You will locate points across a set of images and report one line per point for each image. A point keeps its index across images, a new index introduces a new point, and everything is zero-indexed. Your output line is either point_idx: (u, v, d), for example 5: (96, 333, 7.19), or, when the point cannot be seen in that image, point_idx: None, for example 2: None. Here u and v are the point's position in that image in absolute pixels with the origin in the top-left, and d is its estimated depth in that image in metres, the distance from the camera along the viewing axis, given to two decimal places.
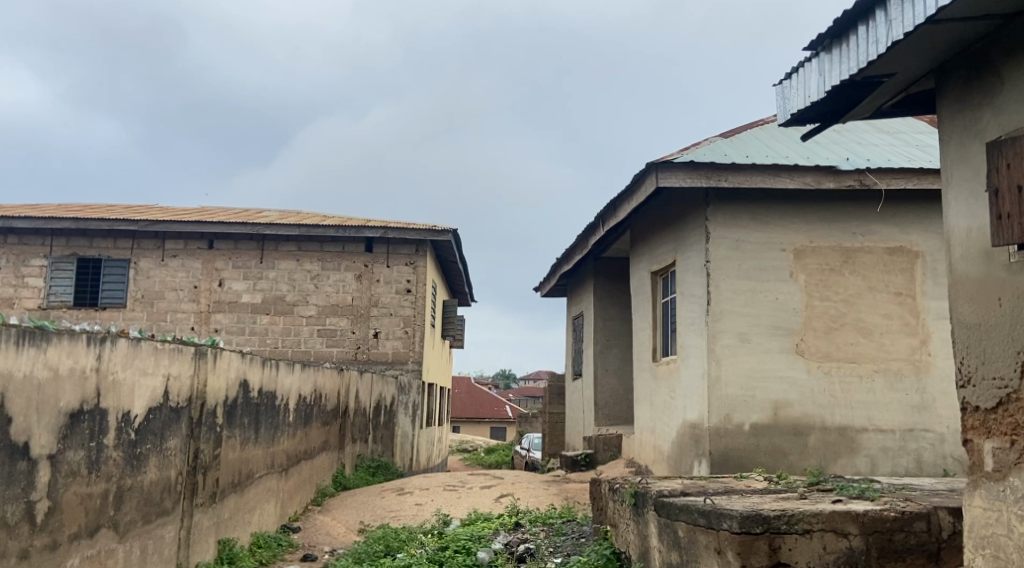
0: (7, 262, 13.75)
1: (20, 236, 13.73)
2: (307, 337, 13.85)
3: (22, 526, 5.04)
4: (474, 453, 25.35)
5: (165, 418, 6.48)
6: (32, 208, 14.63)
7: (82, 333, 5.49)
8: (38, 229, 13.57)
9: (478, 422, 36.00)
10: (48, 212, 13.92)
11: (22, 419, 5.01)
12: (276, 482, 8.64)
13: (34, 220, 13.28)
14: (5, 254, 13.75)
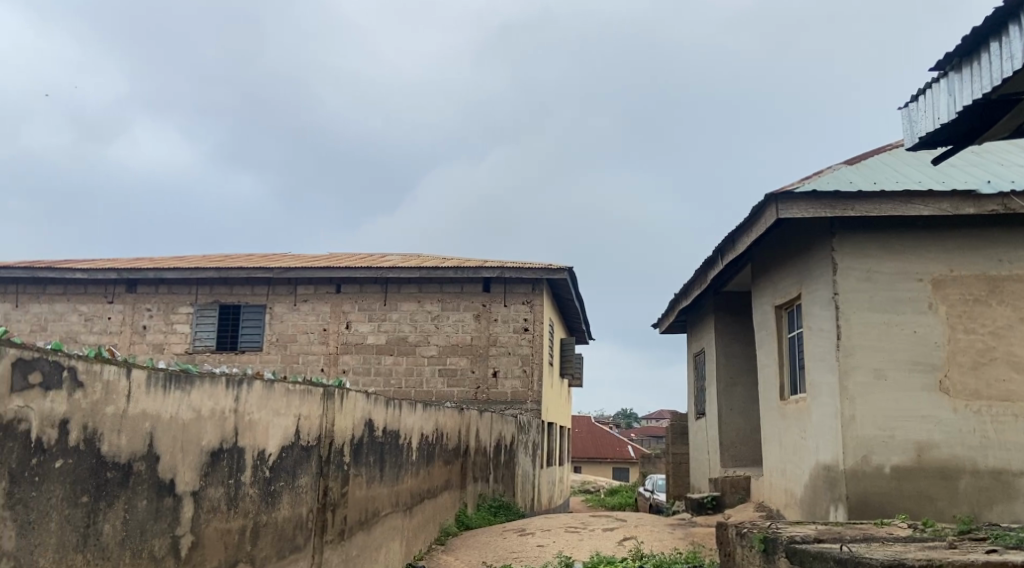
0: (158, 310, 14.55)
1: (170, 285, 14.55)
2: (429, 377, 14.06)
3: (169, 558, 5.26)
4: (597, 494, 25.08)
5: (297, 456, 6.69)
6: (180, 260, 15.51)
7: (222, 375, 5.75)
8: (185, 279, 14.35)
9: (600, 463, 35.68)
10: (194, 263, 14.71)
11: (169, 457, 5.25)
12: (401, 521, 8.76)
13: (181, 271, 14.07)
14: (157, 302, 14.57)
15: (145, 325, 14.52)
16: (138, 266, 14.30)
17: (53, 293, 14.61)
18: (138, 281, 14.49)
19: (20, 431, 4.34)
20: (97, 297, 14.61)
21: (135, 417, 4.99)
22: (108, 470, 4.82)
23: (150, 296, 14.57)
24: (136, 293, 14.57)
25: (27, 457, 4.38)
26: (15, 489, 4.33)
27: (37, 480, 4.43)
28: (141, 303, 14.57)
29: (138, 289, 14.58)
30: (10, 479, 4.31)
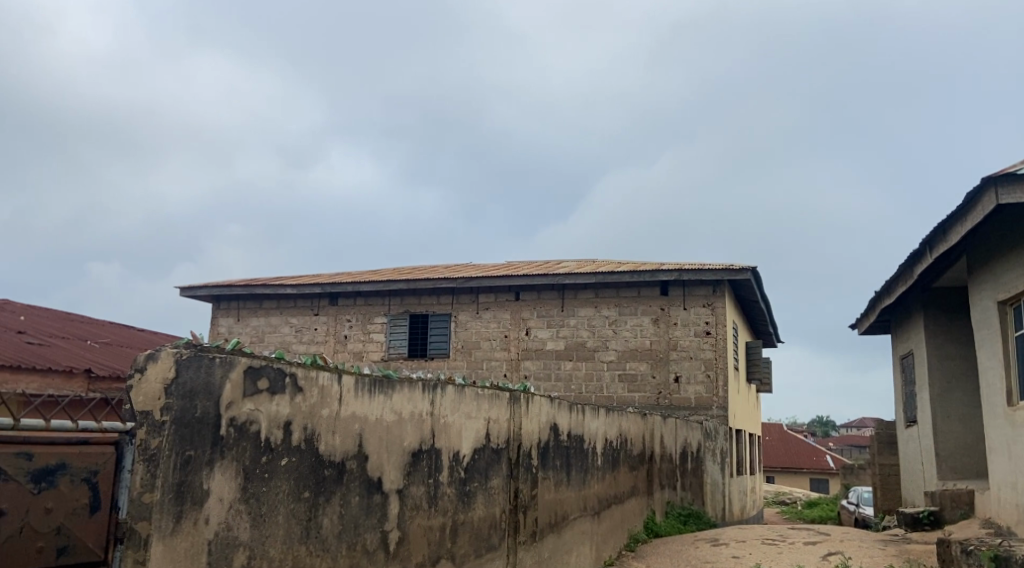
0: (357, 321, 15.10)
1: (365, 297, 15.08)
2: (609, 382, 13.84)
3: (379, 552, 5.35)
4: (796, 505, 23.97)
5: (488, 459, 6.65)
6: (374, 273, 16.09)
7: (419, 379, 5.82)
8: (378, 290, 14.85)
9: (795, 473, 34.25)
10: (386, 275, 15.20)
11: (376, 457, 5.38)
12: (590, 525, 8.61)
13: (377, 282, 14.61)
14: (355, 313, 15.13)
15: (346, 334, 15.12)
16: (338, 279, 14.97)
17: (268, 307, 15.51)
18: (339, 293, 15.13)
19: (252, 431, 4.59)
20: (304, 310, 15.37)
21: (346, 419, 5.17)
22: (325, 468, 5.01)
23: (349, 308, 15.16)
24: (337, 305, 15.23)
25: (259, 456, 4.62)
26: (249, 484, 4.56)
27: (266, 477, 4.65)
28: (341, 314, 15.19)
29: (339, 301, 15.22)
30: (245, 475, 4.54)
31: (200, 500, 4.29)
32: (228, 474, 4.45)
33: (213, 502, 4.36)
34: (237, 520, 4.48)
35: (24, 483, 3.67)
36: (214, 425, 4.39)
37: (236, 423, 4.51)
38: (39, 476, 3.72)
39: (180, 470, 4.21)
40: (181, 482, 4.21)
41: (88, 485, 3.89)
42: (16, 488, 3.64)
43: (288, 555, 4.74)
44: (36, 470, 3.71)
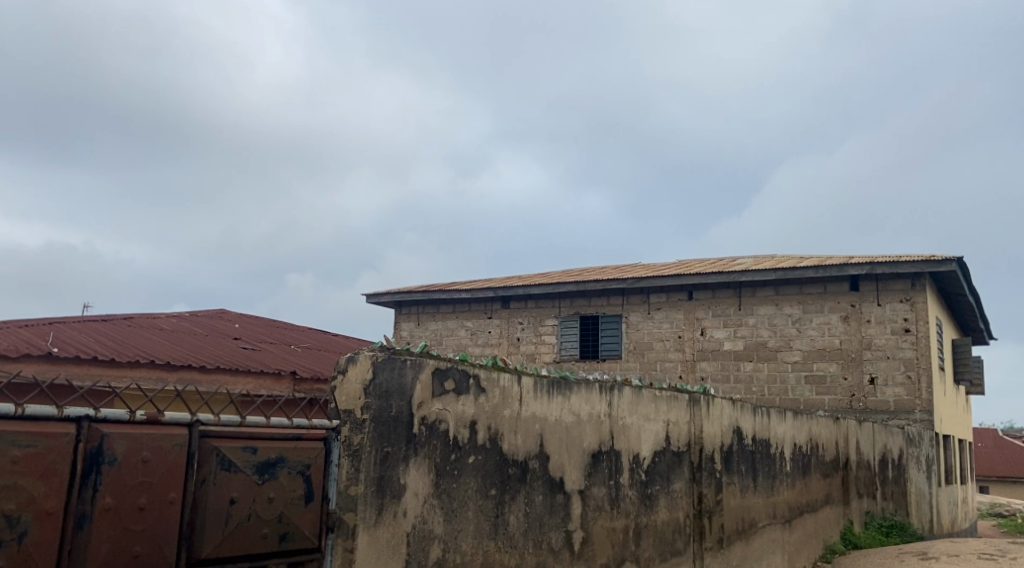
0: (528, 323, 15.20)
1: (536, 300, 15.16)
2: (795, 384, 13.25)
3: (564, 552, 5.45)
4: (1015, 518, 22.19)
5: (670, 461, 6.59)
6: (545, 276, 16.16)
7: (596, 380, 5.88)
8: (549, 293, 14.89)
9: (1012, 483, 31.86)
10: (558, 278, 15.22)
11: (558, 457, 5.46)
12: (779, 534, 8.25)
13: (547, 285, 14.66)
14: (527, 316, 15.23)
15: (518, 336, 15.25)
16: (510, 283, 15.14)
17: (444, 312, 15.87)
18: (511, 296, 15.29)
19: (442, 430, 4.70)
20: (478, 313, 15.61)
21: (528, 420, 5.26)
22: (509, 467, 5.11)
23: (521, 310, 15.28)
24: (510, 308, 15.38)
25: (448, 453, 4.73)
26: (441, 480, 4.67)
27: (456, 474, 4.77)
28: (513, 317, 15.34)
29: (511, 304, 15.37)
30: (437, 472, 4.66)
31: (398, 494, 4.43)
32: (422, 470, 4.57)
33: (409, 496, 4.48)
34: (431, 514, 4.61)
35: (250, 474, 3.86)
36: (408, 423, 4.51)
37: (427, 422, 4.64)
38: (263, 468, 3.91)
39: (380, 465, 4.34)
40: (382, 477, 4.35)
41: (302, 477, 4.07)
42: (244, 478, 3.84)
43: (478, 550, 4.85)
44: (259, 462, 3.91)
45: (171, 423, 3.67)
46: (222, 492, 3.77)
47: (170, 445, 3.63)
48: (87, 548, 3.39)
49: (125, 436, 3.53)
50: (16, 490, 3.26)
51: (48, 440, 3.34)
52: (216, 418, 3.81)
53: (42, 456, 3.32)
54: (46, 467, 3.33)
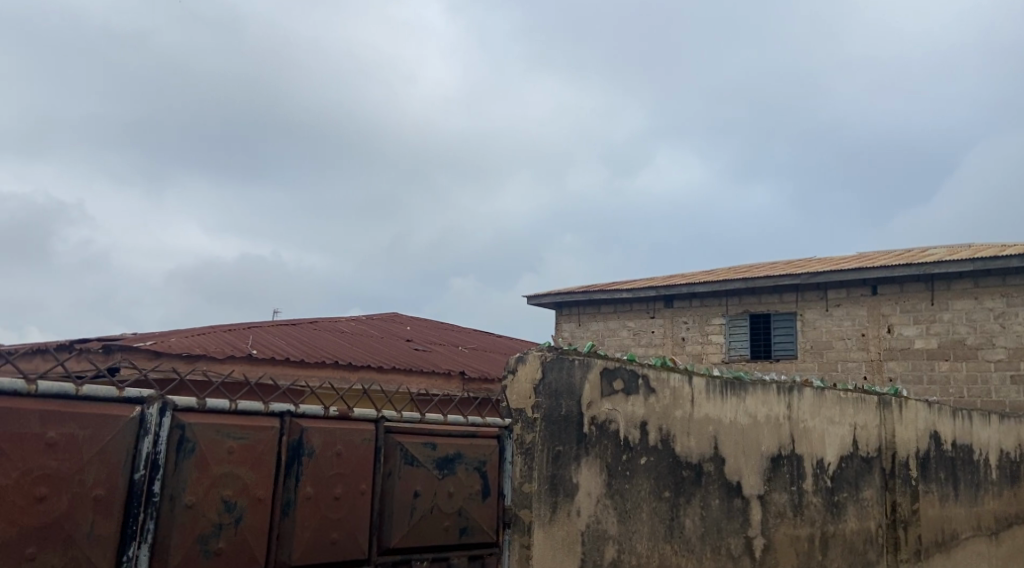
0: (694, 323, 14.74)
1: (701, 298, 14.68)
2: (999, 385, 12.13)
3: (745, 555, 6.93)
4: None
5: (857, 466, 8.20)
6: (711, 273, 15.65)
7: (773, 387, 7.41)
8: (715, 291, 14.38)
9: None
10: (724, 274, 14.69)
11: (734, 461, 6.95)
12: (983, 544, 9.43)
13: (712, 283, 14.16)
14: (692, 315, 14.78)
15: (683, 336, 14.80)
16: (673, 282, 14.71)
17: (605, 312, 15.59)
18: (674, 295, 14.84)
19: (612, 429, 6.03)
20: (640, 313, 15.26)
21: (699, 420, 6.70)
22: (682, 469, 6.51)
23: (685, 310, 14.85)
24: (673, 307, 14.96)
25: (618, 453, 6.05)
26: (613, 480, 5.99)
27: (628, 474, 6.09)
28: (677, 317, 14.91)
29: (675, 303, 14.95)
30: (610, 472, 5.97)
31: (571, 492, 5.73)
32: (594, 471, 5.88)
33: (582, 495, 5.79)
34: (604, 512, 5.91)
35: (431, 468, 5.05)
36: (577, 421, 5.81)
37: (597, 421, 5.93)
38: (442, 463, 5.09)
39: (551, 464, 5.63)
40: (554, 476, 5.64)
41: (478, 473, 5.31)
42: (426, 472, 5.02)
43: (654, 545, 6.21)
44: (437, 457, 5.08)
45: (357, 419, 4.74)
46: (409, 485, 4.92)
47: (359, 440, 4.71)
48: (291, 529, 4.38)
49: (321, 431, 4.55)
50: (232, 479, 4.20)
51: (256, 433, 4.30)
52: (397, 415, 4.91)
53: (253, 447, 4.27)
54: (255, 457, 4.28)
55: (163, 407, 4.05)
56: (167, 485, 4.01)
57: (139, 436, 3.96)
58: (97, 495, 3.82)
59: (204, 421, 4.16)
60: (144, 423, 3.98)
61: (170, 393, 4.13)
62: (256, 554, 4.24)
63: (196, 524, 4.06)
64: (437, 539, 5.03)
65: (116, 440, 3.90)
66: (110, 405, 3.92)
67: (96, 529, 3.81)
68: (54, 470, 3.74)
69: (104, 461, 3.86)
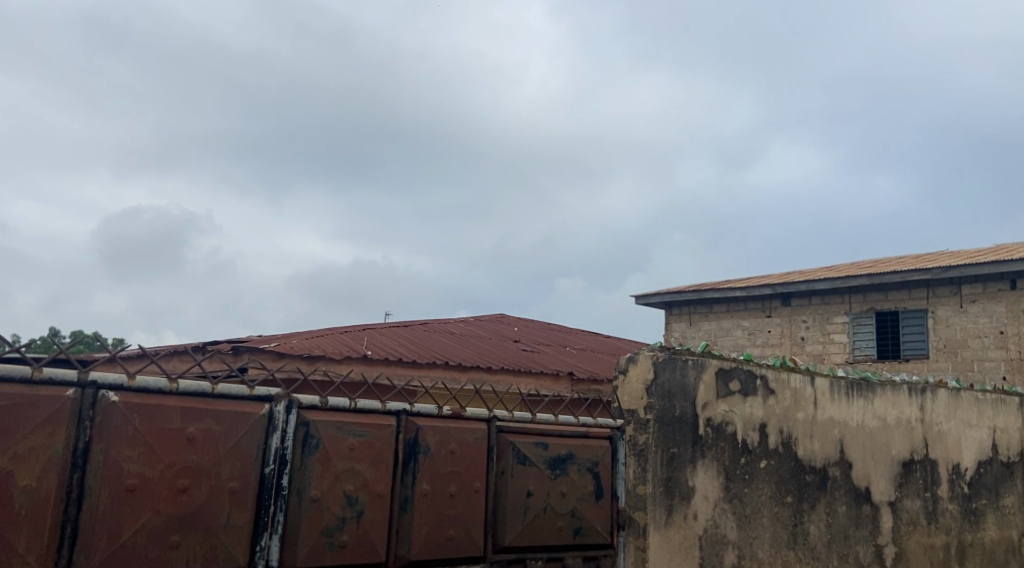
0: (814, 322, 14.26)
1: (822, 296, 14.19)
2: None
3: (875, 562, 6.66)
4: None
5: (996, 471, 7.80)
6: (830, 270, 15.12)
7: (905, 388, 7.11)
8: (837, 288, 13.88)
9: None
10: (846, 271, 14.15)
11: (862, 465, 6.68)
12: None
13: (834, 280, 13.67)
14: (812, 314, 14.30)
15: (803, 336, 14.33)
16: (791, 279, 14.25)
17: (718, 312, 15.23)
18: (792, 293, 14.37)
19: (729, 431, 5.88)
20: (756, 312, 14.84)
21: (824, 423, 6.48)
22: (806, 473, 6.29)
23: (804, 308, 14.37)
24: (791, 306, 14.49)
25: (736, 456, 5.90)
26: (731, 483, 5.84)
27: (747, 478, 5.93)
28: (796, 316, 14.44)
29: (793, 301, 14.48)
30: (727, 476, 5.83)
31: (687, 495, 5.62)
32: (711, 473, 5.75)
33: (699, 499, 5.68)
34: (722, 517, 5.77)
35: (543, 468, 5.06)
36: (692, 422, 5.70)
37: (712, 422, 5.80)
38: (554, 463, 5.11)
39: (666, 465, 5.53)
40: (669, 478, 5.54)
41: (591, 473, 5.30)
42: (538, 471, 5.04)
43: (778, 551, 6.03)
44: (549, 457, 5.10)
45: (470, 418, 4.80)
46: (520, 484, 4.95)
47: (472, 438, 4.76)
48: (410, 526, 4.48)
49: (436, 430, 4.62)
50: (353, 474, 4.31)
51: (375, 431, 4.40)
52: (509, 415, 4.94)
53: (372, 444, 4.38)
54: (374, 453, 4.39)
55: (288, 405, 4.18)
56: (294, 479, 4.14)
57: (268, 431, 4.09)
58: (232, 488, 3.97)
59: (327, 418, 4.27)
60: (272, 420, 4.11)
61: (295, 391, 4.25)
62: (378, 548, 4.35)
63: (320, 518, 4.19)
64: (550, 539, 5.05)
65: (249, 435, 4.03)
66: (243, 402, 4.06)
67: (231, 520, 3.95)
68: (193, 464, 3.89)
69: (238, 455, 4.00)
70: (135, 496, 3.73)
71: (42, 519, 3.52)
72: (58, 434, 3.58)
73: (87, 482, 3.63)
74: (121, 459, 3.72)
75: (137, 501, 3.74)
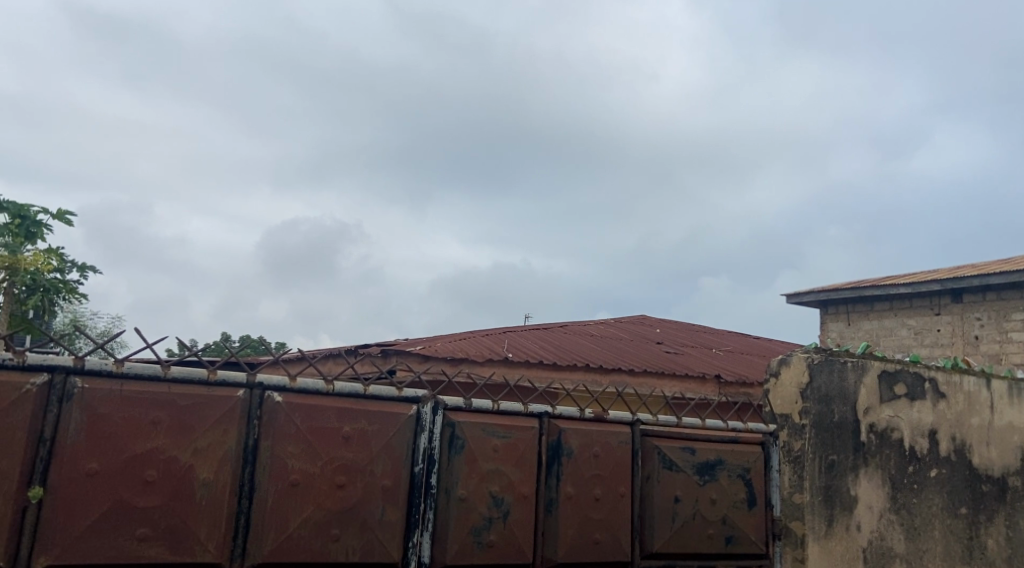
0: (989, 319, 13.15)
1: (998, 291, 13.07)
2: None
3: None
4: None
5: None
6: (1007, 263, 13.99)
7: None
8: (1016, 283, 12.81)
9: None
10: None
11: None
12: None
13: (1011, 274, 12.62)
14: (986, 310, 13.19)
15: (976, 335, 13.25)
16: (963, 274, 13.27)
17: (880, 310, 14.40)
18: (963, 289, 13.38)
19: (895, 438, 5.47)
20: (923, 310, 13.89)
21: (1002, 429, 5.94)
22: (983, 483, 5.79)
23: (977, 304, 13.29)
24: (963, 302, 13.46)
25: (903, 465, 5.48)
26: (898, 494, 5.43)
27: (915, 488, 5.50)
28: (968, 312, 13.38)
29: (965, 297, 13.45)
30: (893, 485, 5.42)
31: (849, 505, 5.24)
32: (875, 483, 5.35)
33: (862, 509, 5.29)
34: (888, 530, 5.37)
35: (691, 474, 4.85)
36: (853, 428, 5.32)
37: (875, 429, 5.40)
38: (703, 469, 4.89)
39: (825, 473, 5.17)
40: (828, 486, 5.17)
41: (742, 480, 5.04)
42: (686, 477, 4.83)
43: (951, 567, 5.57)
44: (697, 463, 4.88)
45: (614, 421, 4.66)
46: (667, 490, 4.76)
47: (616, 441, 4.61)
48: (557, 528, 4.38)
49: (580, 432, 4.50)
50: (498, 475, 4.25)
51: (518, 432, 4.32)
52: (652, 418, 4.76)
53: (516, 446, 4.30)
54: (519, 455, 4.31)
55: (434, 406, 4.16)
56: (442, 478, 4.12)
57: (416, 432, 4.09)
58: (386, 485, 3.98)
59: (471, 420, 4.23)
60: (420, 420, 4.11)
61: (440, 392, 4.23)
62: (525, 550, 4.27)
63: (468, 517, 4.14)
64: (700, 547, 4.83)
65: (399, 434, 4.04)
66: (391, 403, 4.06)
67: (386, 516, 3.96)
68: (349, 461, 3.91)
69: (390, 453, 4.00)
70: (298, 491, 3.79)
71: (219, 511, 3.63)
72: (230, 430, 3.69)
73: (256, 477, 3.73)
74: (285, 456, 3.78)
75: (301, 495, 3.80)
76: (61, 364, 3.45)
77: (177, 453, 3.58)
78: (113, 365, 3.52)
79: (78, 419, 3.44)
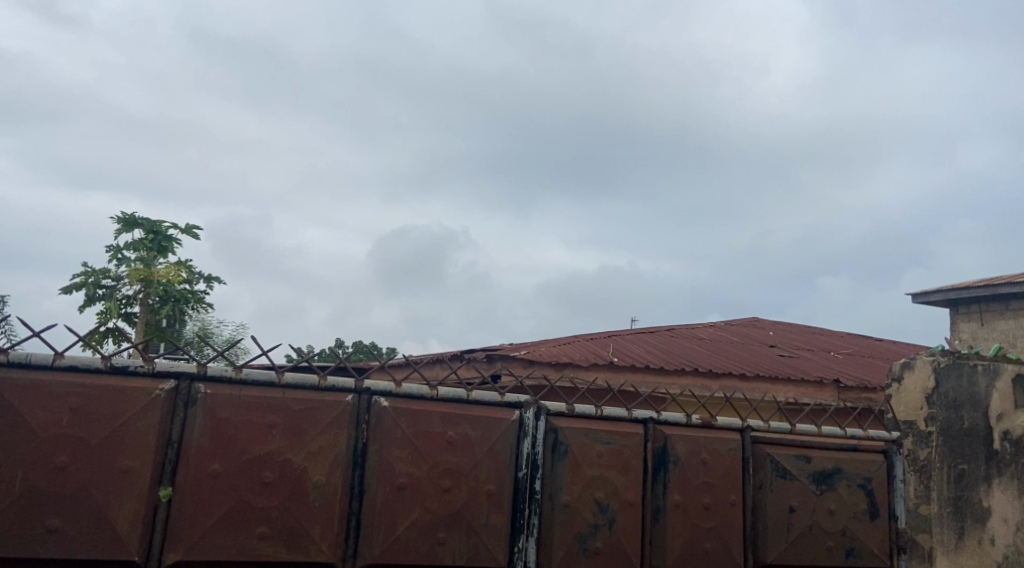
0: None
1: None
2: None
3: None
4: None
5: None
6: None
7: None
8: None
9: None
10: None
11: None
12: None
13: None
14: None
15: None
16: None
17: (1017, 309, 13.49)
18: None
19: None
20: None
21: None
22: None
23: None
24: None
25: None
26: None
27: None
28: None
29: None
30: None
31: (982, 518, 4.89)
32: (1010, 494, 4.98)
33: (997, 522, 4.92)
34: None
35: (808, 483, 4.55)
36: (986, 435, 4.94)
37: (1009, 435, 5.01)
38: (819, 478, 4.59)
39: (955, 484, 4.80)
40: (959, 497, 4.81)
41: (864, 490, 4.71)
42: (802, 487, 4.54)
43: None
44: (814, 471, 4.58)
45: (722, 427, 4.42)
46: (782, 500, 4.48)
47: (725, 449, 4.37)
48: (664, 537, 4.16)
49: (687, 439, 4.28)
50: (603, 480, 4.07)
51: (622, 438, 4.13)
52: (764, 425, 4.50)
53: (620, 452, 4.11)
54: (624, 461, 4.12)
55: (537, 411, 4.01)
56: (546, 484, 3.97)
57: (519, 437, 3.95)
58: (490, 490, 3.85)
59: (574, 425, 4.07)
60: (523, 425, 3.97)
61: (542, 397, 4.08)
62: (632, 559, 4.09)
63: (573, 523, 3.98)
64: (820, 560, 4.54)
65: (503, 438, 3.91)
66: (492, 408, 3.93)
67: (491, 520, 3.83)
68: (454, 465, 3.80)
69: (494, 457, 3.88)
70: (405, 494, 3.70)
71: (331, 512, 3.58)
72: (341, 434, 3.63)
73: (366, 479, 3.66)
74: (392, 460, 3.69)
75: (409, 498, 3.70)
76: (186, 371, 3.46)
77: (290, 456, 3.53)
78: (233, 371, 3.52)
79: (203, 422, 3.43)
